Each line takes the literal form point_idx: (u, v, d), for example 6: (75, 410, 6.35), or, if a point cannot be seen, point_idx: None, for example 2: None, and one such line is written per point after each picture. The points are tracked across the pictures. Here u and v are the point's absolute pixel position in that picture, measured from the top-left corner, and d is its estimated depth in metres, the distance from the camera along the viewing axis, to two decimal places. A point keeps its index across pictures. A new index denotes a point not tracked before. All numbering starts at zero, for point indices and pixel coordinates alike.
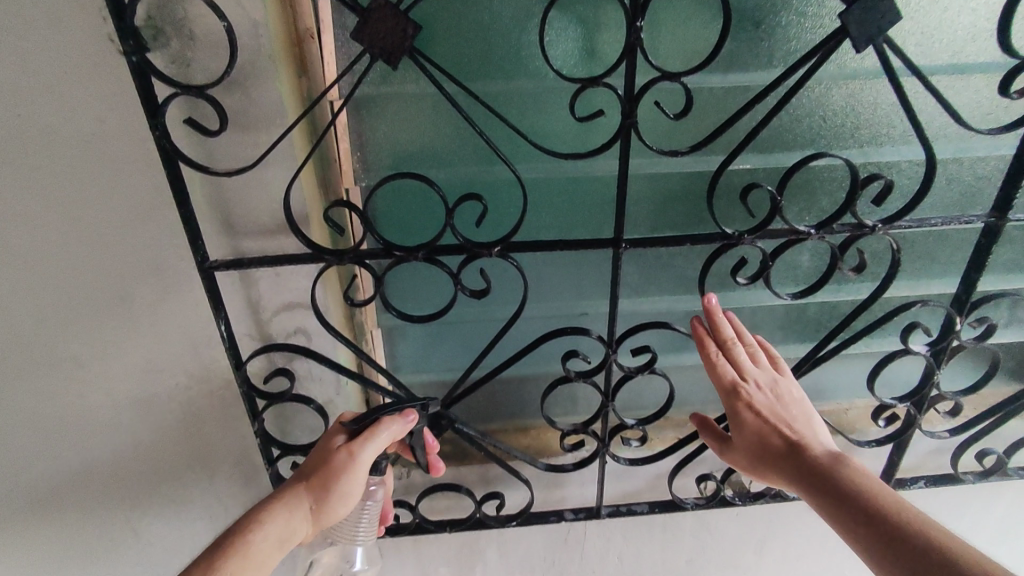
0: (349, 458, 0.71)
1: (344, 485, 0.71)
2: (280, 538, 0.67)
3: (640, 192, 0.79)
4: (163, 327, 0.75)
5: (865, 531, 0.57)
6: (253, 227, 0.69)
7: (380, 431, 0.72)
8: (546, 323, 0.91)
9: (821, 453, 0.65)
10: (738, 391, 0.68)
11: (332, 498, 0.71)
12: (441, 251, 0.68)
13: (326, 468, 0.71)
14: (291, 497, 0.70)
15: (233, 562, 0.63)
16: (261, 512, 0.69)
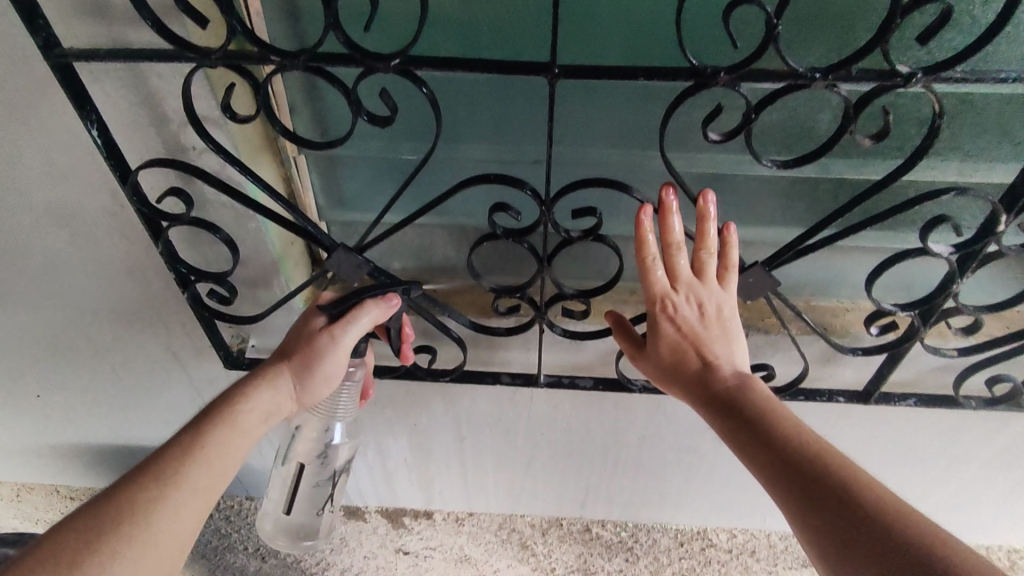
0: (332, 343, 0.71)
1: (327, 364, 0.72)
2: (266, 412, 0.70)
3: (610, 5, 0.60)
4: (50, 127, 0.68)
5: (769, 458, 0.54)
6: (116, 10, 0.58)
7: (365, 317, 0.71)
8: (494, 169, 0.78)
9: (731, 373, 0.61)
10: (663, 303, 0.61)
11: (315, 379, 0.73)
12: (328, 60, 0.55)
13: (307, 352, 0.71)
14: (272, 378, 0.71)
15: (222, 433, 0.65)
16: (237, 390, 0.69)
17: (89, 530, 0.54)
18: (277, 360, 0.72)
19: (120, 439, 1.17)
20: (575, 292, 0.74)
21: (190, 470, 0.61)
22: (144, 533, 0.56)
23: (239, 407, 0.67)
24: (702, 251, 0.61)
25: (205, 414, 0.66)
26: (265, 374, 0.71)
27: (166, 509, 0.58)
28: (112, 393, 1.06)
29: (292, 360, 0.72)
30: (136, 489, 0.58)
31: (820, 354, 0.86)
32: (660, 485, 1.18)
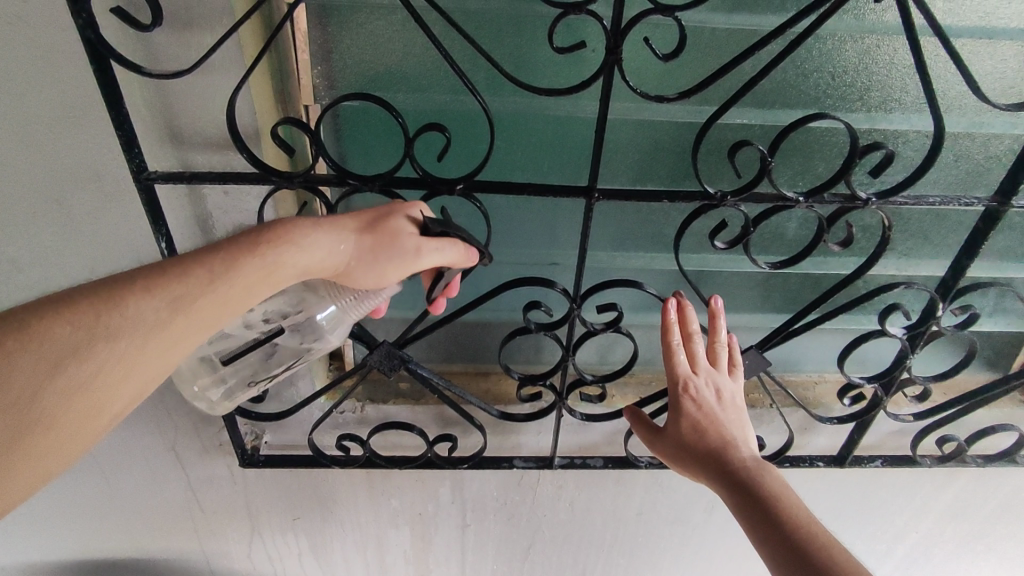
0: (411, 258, 0.58)
1: (389, 269, 0.58)
2: (305, 273, 0.54)
3: (627, 138, 0.72)
4: (104, 239, 0.70)
5: (779, 535, 0.60)
6: (199, 139, 0.64)
7: (451, 246, 0.61)
8: (514, 271, 0.84)
9: (747, 457, 0.69)
10: (685, 384, 0.70)
11: (365, 275, 0.58)
12: (399, 184, 0.63)
13: (383, 246, 0.57)
14: (335, 238, 0.55)
15: (249, 273, 0.50)
16: (298, 227, 0.53)
17: (81, 325, 0.44)
18: (348, 226, 0.57)
19: (90, 551, 1.10)
20: (594, 378, 0.83)
21: (205, 296, 0.48)
22: (134, 353, 0.46)
23: (289, 250, 0.52)
24: (715, 342, 0.73)
25: (247, 237, 0.52)
26: (331, 227, 0.55)
27: (164, 338, 0.47)
28: (96, 497, 1.01)
29: (361, 238, 0.57)
30: (142, 295, 0.46)
31: (798, 424, 0.97)
32: (653, 560, 1.22)
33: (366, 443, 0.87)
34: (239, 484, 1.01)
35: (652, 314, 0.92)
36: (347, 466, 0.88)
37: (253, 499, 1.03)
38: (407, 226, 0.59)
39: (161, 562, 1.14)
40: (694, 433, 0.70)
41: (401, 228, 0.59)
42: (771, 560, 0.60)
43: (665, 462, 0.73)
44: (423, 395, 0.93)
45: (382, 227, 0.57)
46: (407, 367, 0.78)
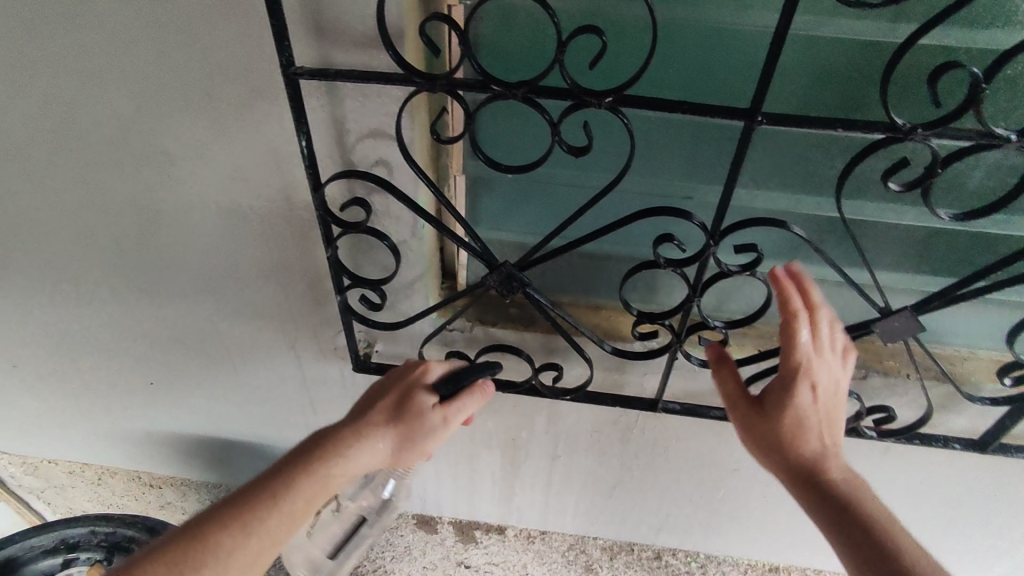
0: (435, 425, 0.72)
1: (427, 443, 0.73)
2: (360, 471, 0.72)
3: (799, 58, 0.63)
4: (248, 136, 0.72)
5: (864, 550, 0.64)
6: (344, 35, 0.62)
7: (463, 404, 0.73)
8: (643, 202, 0.79)
9: (838, 470, 0.70)
10: (807, 367, 0.68)
11: (409, 452, 0.73)
12: (544, 93, 0.59)
13: (413, 425, 0.72)
14: (375, 436, 0.72)
15: (310, 486, 0.69)
16: (343, 439, 0.71)
17: (169, 565, 0.63)
18: (383, 422, 0.73)
19: (218, 427, 1.22)
20: (719, 323, 0.78)
21: (273, 515, 0.67)
22: (231, 560, 0.64)
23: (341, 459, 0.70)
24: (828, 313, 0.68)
25: (309, 453, 0.71)
26: (369, 428, 0.72)
27: (248, 562, 0.65)
28: (224, 383, 1.11)
29: (395, 427, 0.73)
30: (221, 527, 0.66)
31: (938, 400, 0.87)
32: (739, 518, 1.20)
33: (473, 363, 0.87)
34: (349, 388, 1.06)
35: (787, 263, 0.84)
36: None
37: None
38: (426, 401, 0.73)
39: (275, 449, 1.26)
40: (787, 424, 0.70)
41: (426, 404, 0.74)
42: (850, 562, 0.64)
43: (751, 451, 0.73)
44: (533, 322, 0.92)
45: (410, 416, 0.73)
46: (525, 292, 0.77)
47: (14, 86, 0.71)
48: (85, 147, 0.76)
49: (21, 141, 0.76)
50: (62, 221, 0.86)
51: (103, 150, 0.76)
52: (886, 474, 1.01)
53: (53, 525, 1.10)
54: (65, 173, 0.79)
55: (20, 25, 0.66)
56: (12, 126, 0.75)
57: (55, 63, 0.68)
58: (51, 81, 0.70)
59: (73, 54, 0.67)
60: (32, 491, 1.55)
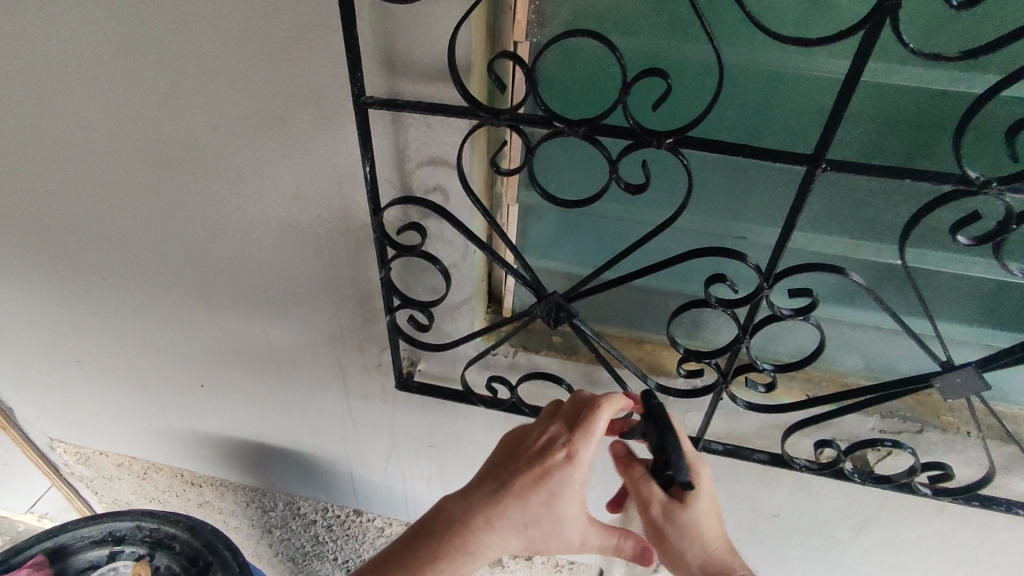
0: (694, 519, 0.74)
1: (560, 528, 0.71)
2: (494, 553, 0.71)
3: (867, 105, 0.62)
4: (315, 157, 0.75)
5: None
6: (414, 68, 0.65)
7: (706, 491, 0.74)
8: (695, 240, 0.79)
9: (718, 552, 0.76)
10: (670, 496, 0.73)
11: (550, 534, 0.72)
12: (604, 131, 0.60)
13: (556, 512, 0.70)
14: (508, 521, 0.69)
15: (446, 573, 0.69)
16: (480, 522, 0.69)
17: None
18: (516, 513, 0.69)
19: (261, 433, 1.26)
20: (768, 366, 0.76)
21: None
22: None
23: (481, 544, 0.69)
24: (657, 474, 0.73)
25: (444, 535, 0.69)
26: (503, 513, 0.69)
27: None
28: (270, 391, 1.14)
29: (529, 519, 0.70)
30: None
31: (1000, 461, 0.83)
32: (777, 565, 1.16)
33: (514, 388, 0.87)
34: (390, 404, 1.08)
35: (841, 308, 0.82)
36: (494, 408, 0.89)
37: (398, 421, 1.11)
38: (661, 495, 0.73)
39: (314, 458, 1.28)
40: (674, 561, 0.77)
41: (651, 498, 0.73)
42: None
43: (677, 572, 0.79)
44: (575, 351, 0.92)
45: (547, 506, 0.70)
46: (572, 322, 0.77)
47: (106, 103, 0.76)
48: (164, 161, 0.80)
49: (105, 153, 0.81)
50: (135, 228, 0.91)
51: (180, 164, 0.80)
52: (937, 534, 0.97)
53: (100, 519, 1.15)
54: (143, 184, 0.84)
55: (115, 48, 0.71)
56: (98, 139, 0.80)
57: (143, 83, 0.73)
58: (139, 100, 0.75)
59: (160, 76, 0.72)
60: (83, 479, 1.62)
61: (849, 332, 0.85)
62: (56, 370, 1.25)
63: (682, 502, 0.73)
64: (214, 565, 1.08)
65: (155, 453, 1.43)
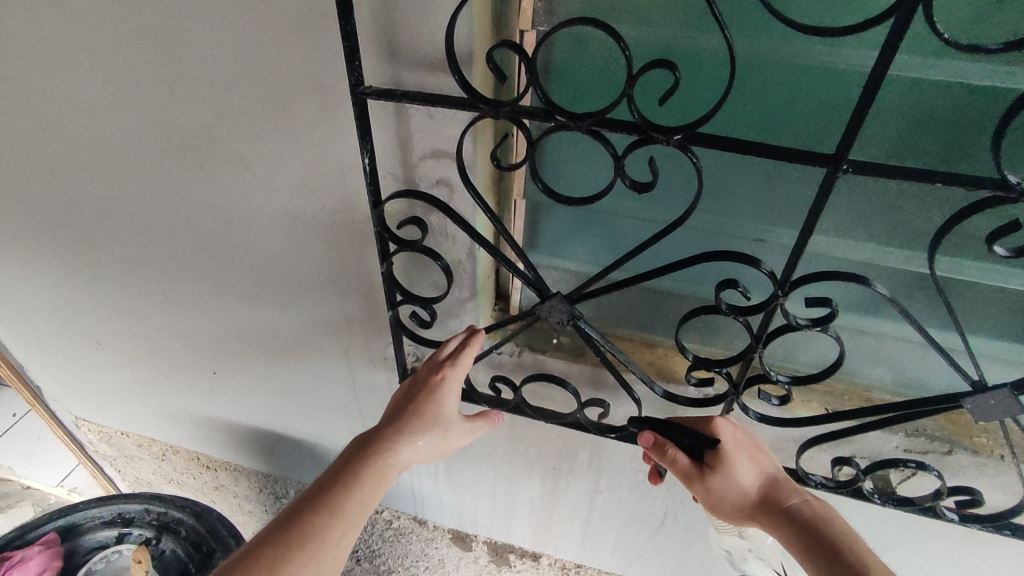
0: (731, 477, 0.72)
1: (456, 429, 0.79)
2: (407, 463, 0.76)
3: (899, 101, 0.58)
4: (318, 148, 0.74)
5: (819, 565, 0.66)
6: (415, 56, 0.63)
7: (731, 439, 0.74)
8: (709, 241, 0.75)
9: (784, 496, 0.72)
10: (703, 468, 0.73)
11: (439, 438, 0.78)
12: (610, 125, 0.57)
13: (440, 428, 0.78)
14: (413, 440, 0.76)
15: (371, 480, 0.73)
16: (389, 444, 0.75)
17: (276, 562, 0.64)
18: (419, 412, 0.77)
19: (272, 421, 1.27)
20: (783, 378, 0.72)
21: (351, 498, 0.71)
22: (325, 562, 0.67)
23: (393, 463, 0.75)
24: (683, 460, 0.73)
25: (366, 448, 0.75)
26: (406, 432, 0.76)
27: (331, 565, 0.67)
28: (280, 381, 1.15)
29: (429, 420, 0.77)
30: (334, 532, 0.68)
31: None
32: None
33: (518, 389, 0.85)
34: None
35: (864, 319, 0.77)
36: (497, 408, 0.87)
37: None
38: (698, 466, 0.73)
39: (323, 447, 1.29)
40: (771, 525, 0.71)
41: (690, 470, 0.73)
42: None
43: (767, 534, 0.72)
44: (583, 353, 0.90)
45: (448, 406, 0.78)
46: (577, 324, 0.74)
47: (114, 89, 0.76)
48: (171, 149, 0.80)
49: (116, 139, 0.82)
50: (147, 214, 0.91)
51: (187, 152, 0.80)
52: (963, 559, 0.91)
53: (112, 500, 1.18)
54: (152, 172, 0.84)
55: (120, 33, 0.70)
56: (109, 125, 0.80)
57: (148, 70, 0.73)
58: (145, 87, 0.75)
59: (164, 63, 0.71)
60: (106, 457, 1.66)
61: (873, 344, 0.80)
62: (78, 351, 1.28)
63: (712, 466, 0.72)
64: (217, 552, 1.10)
65: (172, 435, 1.46)
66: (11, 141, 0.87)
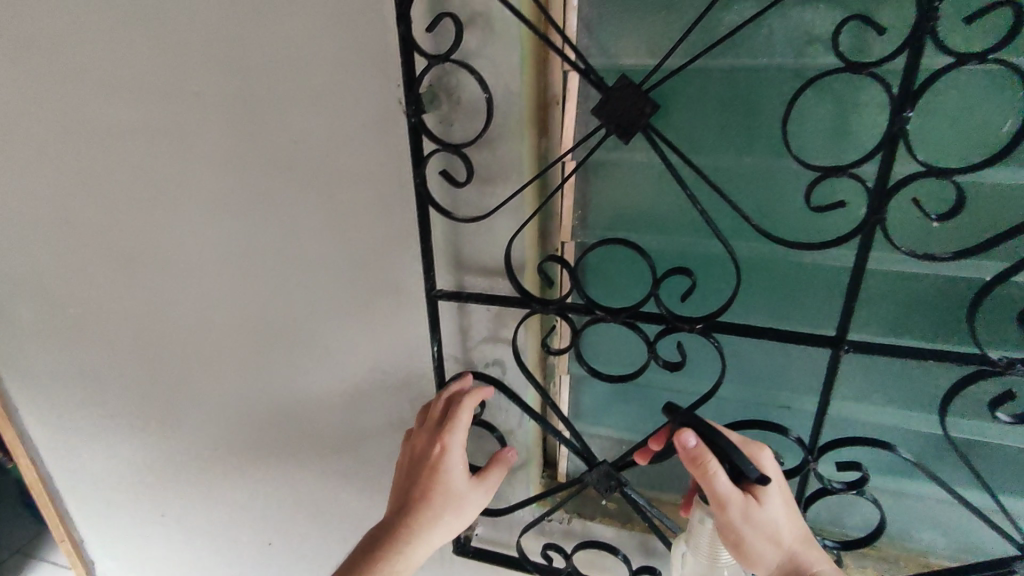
0: (772, 516, 0.63)
1: (468, 504, 0.79)
2: (424, 547, 0.76)
3: (884, 289, 0.68)
4: (392, 336, 0.87)
5: None
6: (477, 265, 0.78)
7: (778, 477, 0.66)
8: (740, 409, 0.83)
9: (803, 548, 0.65)
10: (744, 505, 0.62)
11: (452, 515, 0.77)
12: (642, 317, 0.69)
13: (452, 504, 0.77)
14: (426, 525, 0.75)
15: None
16: (404, 539, 0.74)
17: None
18: (426, 492, 0.76)
19: None
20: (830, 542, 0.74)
21: None
22: None
23: (406, 551, 0.74)
24: (730, 490, 0.62)
25: (378, 541, 0.75)
26: (419, 518, 0.75)
27: None
28: (333, 550, 1.18)
29: (438, 500, 0.76)
30: None
31: None
32: None
33: (569, 557, 0.87)
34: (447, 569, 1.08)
35: (902, 481, 0.80)
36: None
37: None
38: (741, 500, 0.62)
39: None
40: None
41: (733, 500, 0.62)
42: None
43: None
44: (631, 520, 0.93)
45: (456, 483, 0.77)
46: (623, 490, 0.79)
47: (224, 293, 0.92)
48: (265, 338, 0.94)
49: (218, 332, 0.97)
50: (233, 394, 1.03)
51: (278, 341, 0.94)
52: None
53: None
54: (244, 357, 0.98)
55: (238, 252, 0.88)
56: (215, 321, 0.96)
57: (257, 278, 0.89)
58: (251, 291, 0.90)
59: (271, 272, 0.88)
60: None
61: (916, 508, 0.82)
62: (141, 523, 1.34)
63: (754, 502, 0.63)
64: None
65: None
66: (129, 336, 1.03)
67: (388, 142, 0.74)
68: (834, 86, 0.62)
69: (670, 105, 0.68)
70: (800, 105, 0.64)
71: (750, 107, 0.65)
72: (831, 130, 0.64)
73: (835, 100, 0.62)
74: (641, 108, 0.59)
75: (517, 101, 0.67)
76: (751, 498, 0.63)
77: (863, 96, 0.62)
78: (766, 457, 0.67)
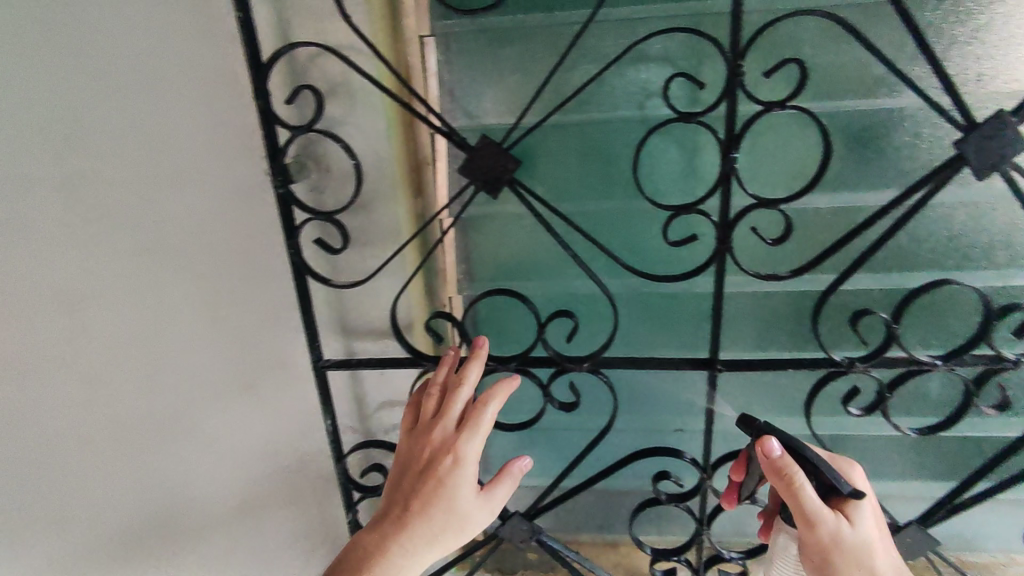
0: (865, 537, 0.55)
1: (469, 526, 0.60)
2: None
3: (743, 309, 0.75)
4: (280, 415, 0.82)
5: None
6: (366, 329, 0.76)
7: (868, 495, 0.59)
8: (638, 437, 0.86)
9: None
10: (833, 523, 0.55)
11: (446, 541, 0.59)
12: (533, 362, 0.70)
13: (452, 528, 0.59)
14: (415, 551, 0.57)
15: None
16: (391, 558, 0.56)
17: None
18: (423, 506, 0.59)
19: None
20: (735, 554, 0.78)
21: None
22: None
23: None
24: (819, 506, 0.55)
25: (357, 557, 0.57)
26: (410, 540, 0.57)
27: None
28: None
29: (440, 517, 0.59)
30: None
31: None
32: None
33: None
34: None
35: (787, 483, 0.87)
36: None
37: None
38: (831, 519, 0.55)
39: None
40: None
41: (823, 517, 0.55)
42: None
43: None
44: (552, 567, 0.92)
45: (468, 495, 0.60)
46: (539, 538, 0.78)
47: None
48: None
49: None
50: None
51: None
52: None
53: None
54: None
55: None
56: None
57: None
58: None
59: None
60: None
61: None
62: None
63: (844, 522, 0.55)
64: None
65: None
66: None
67: (259, 214, 0.71)
68: (674, 132, 0.69)
69: (534, 159, 0.72)
70: (649, 151, 0.70)
71: (605, 156, 0.71)
72: (678, 171, 0.71)
73: (677, 144, 0.70)
74: (505, 165, 0.62)
75: (387, 164, 0.69)
76: (839, 516, 0.56)
77: (699, 140, 0.69)
78: (854, 474, 0.62)
